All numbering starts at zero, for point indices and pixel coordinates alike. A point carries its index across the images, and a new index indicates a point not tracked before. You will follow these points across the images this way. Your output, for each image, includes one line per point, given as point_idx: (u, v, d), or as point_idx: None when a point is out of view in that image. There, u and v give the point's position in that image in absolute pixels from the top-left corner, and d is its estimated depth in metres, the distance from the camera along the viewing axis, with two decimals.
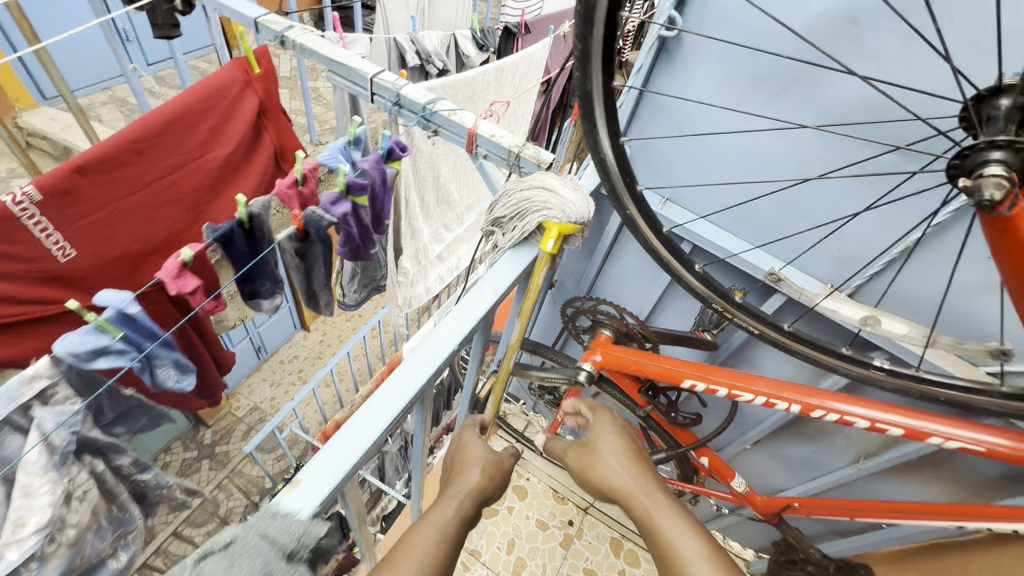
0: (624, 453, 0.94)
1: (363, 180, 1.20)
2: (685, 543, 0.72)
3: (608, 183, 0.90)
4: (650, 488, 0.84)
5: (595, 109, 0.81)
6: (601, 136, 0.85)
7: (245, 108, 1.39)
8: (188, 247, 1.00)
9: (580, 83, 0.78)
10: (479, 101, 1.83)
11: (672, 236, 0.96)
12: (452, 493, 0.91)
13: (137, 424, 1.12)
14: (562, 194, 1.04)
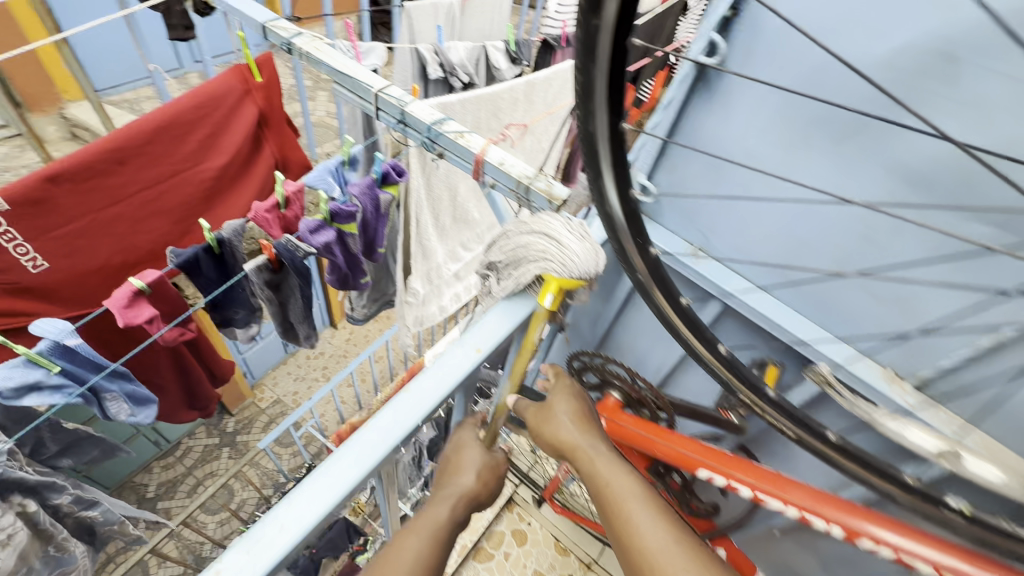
0: (576, 406, 0.85)
1: (352, 207, 1.07)
2: (644, 522, 0.66)
3: (614, 240, 0.74)
4: (600, 447, 0.78)
5: (601, 155, 0.66)
6: (608, 188, 0.69)
7: (244, 118, 1.32)
8: (142, 274, 0.90)
9: (582, 124, 0.63)
10: (502, 118, 1.70)
11: (692, 309, 0.77)
12: (441, 499, 0.74)
13: (87, 456, 1.04)
14: (565, 243, 0.84)
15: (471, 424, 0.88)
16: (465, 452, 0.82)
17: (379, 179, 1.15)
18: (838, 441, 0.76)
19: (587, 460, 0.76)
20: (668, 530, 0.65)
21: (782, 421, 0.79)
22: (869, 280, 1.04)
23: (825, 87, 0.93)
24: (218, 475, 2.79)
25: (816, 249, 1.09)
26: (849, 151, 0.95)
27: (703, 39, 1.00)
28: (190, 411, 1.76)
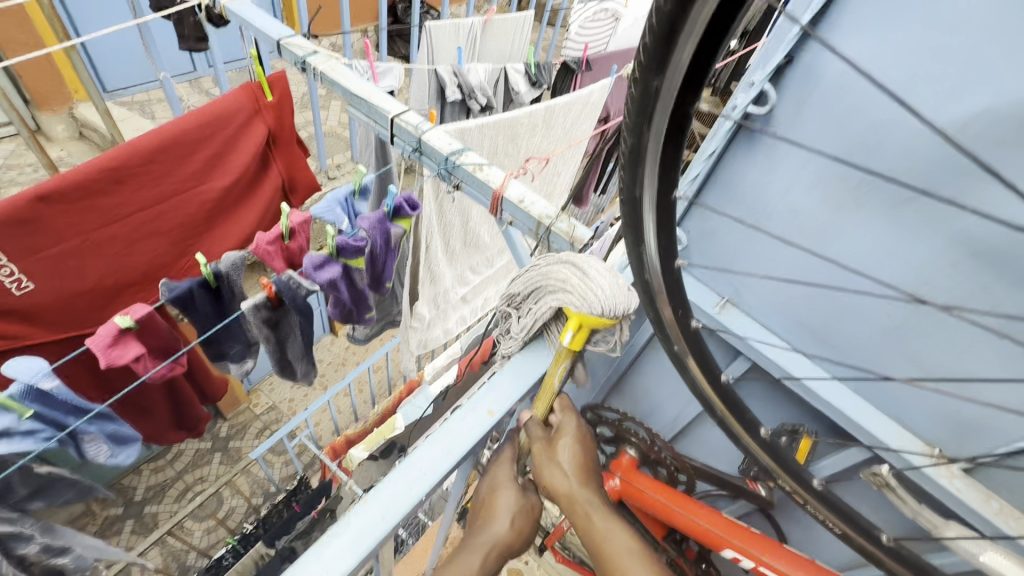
0: (584, 452, 0.79)
1: (359, 242, 1.01)
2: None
3: (652, 310, 0.71)
4: (599, 502, 0.76)
5: (645, 223, 0.63)
6: (649, 254, 0.66)
7: (252, 137, 1.25)
8: (129, 311, 0.83)
9: (628, 188, 0.61)
10: (521, 144, 1.63)
11: (733, 388, 0.73)
12: (471, 553, 0.69)
13: (61, 498, 0.97)
14: (589, 277, 0.72)
15: (505, 460, 0.81)
16: (499, 497, 0.74)
17: (391, 211, 1.08)
18: (890, 543, 0.71)
19: (595, 519, 0.74)
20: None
21: (830, 516, 0.74)
22: (918, 354, 0.94)
23: (882, 149, 0.86)
24: (207, 481, 2.67)
25: (862, 316, 0.99)
26: (905, 220, 0.87)
27: (754, 89, 0.95)
28: (179, 432, 1.63)
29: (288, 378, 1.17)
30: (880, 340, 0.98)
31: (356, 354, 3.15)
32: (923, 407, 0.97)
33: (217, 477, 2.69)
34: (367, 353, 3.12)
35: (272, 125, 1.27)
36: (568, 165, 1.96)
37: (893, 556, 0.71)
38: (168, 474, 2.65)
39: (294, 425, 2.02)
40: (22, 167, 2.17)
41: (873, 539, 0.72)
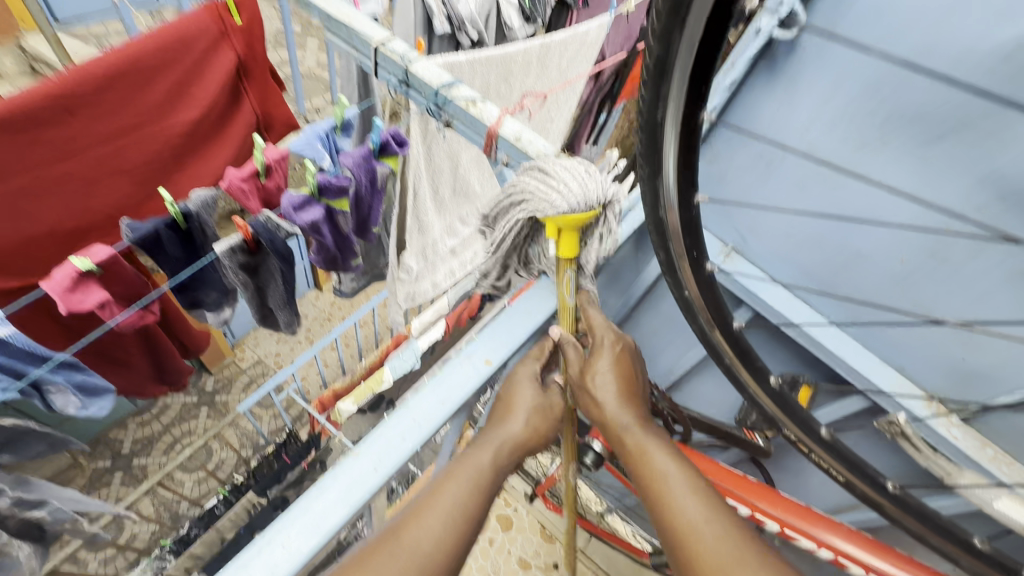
0: (620, 372, 0.77)
1: (343, 181, 0.93)
2: (685, 506, 0.63)
3: (664, 252, 0.74)
4: (637, 423, 0.73)
5: (663, 147, 0.63)
6: (666, 184, 0.67)
7: (219, 66, 1.14)
8: (88, 253, 0.75)
9: (650, 109, 0.61)
10: (515, 84, 1.53)
11: (743, 336, 0.79)
12: (483, 443, 0.68)
13: (32, 451, 0.92)
14: (552, 177, 0.68)
15: (529, 357, 0.79)
16: (516, 394, 0.74)
17: (377, 148, 0.99)
18: (895, 491, 0.78)
19: (629, 438, 0.72)
20: (711, 517, 0.62)
21: (834, 463, 0.81)
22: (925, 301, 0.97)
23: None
24: (195, 434, 2.65)
25: (874, 262, 1.01)
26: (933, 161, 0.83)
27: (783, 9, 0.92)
28: (160, 385, 1.56)
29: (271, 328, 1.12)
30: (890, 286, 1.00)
31: (343, 309, 3.09)
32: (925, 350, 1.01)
33: (204, 430, 2.67)
34: (353, 308, 3.05)
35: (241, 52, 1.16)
36: (563, 109, 1.85)
37: (894, 501, 0.79)
38: (154, 428, 2.61)
39: (281, 380, 1.97)
40: None
41: (875, 484, 0.79)
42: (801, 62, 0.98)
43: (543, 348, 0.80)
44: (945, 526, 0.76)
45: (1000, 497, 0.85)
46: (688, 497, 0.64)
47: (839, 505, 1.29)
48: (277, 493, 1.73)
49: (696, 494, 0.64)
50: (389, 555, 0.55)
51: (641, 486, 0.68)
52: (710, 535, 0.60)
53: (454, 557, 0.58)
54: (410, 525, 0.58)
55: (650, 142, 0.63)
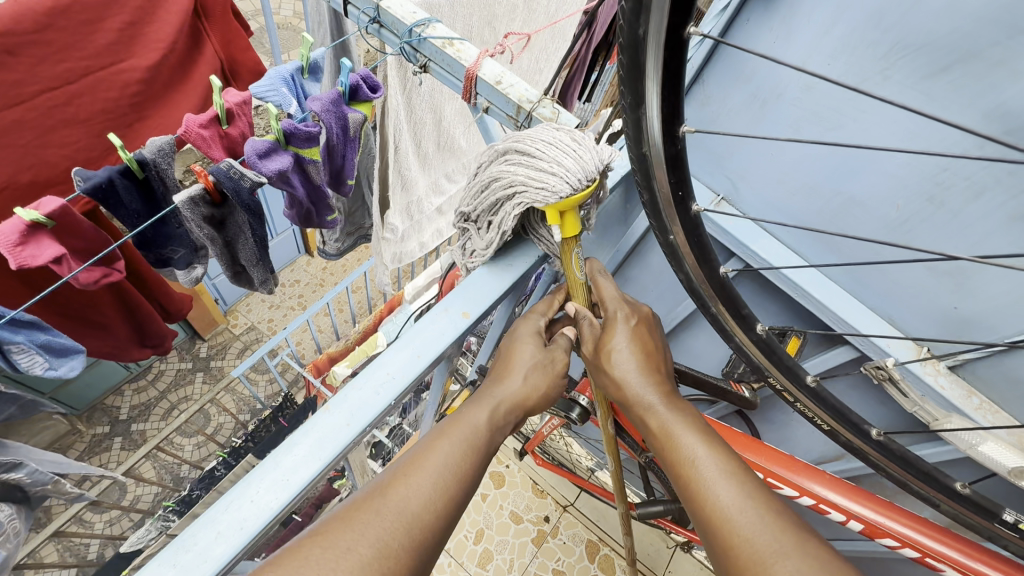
0: (638, 344, 0.72)
1: (312, 127, 0.86)
2: (722, 493, 0.56)
3: (648, 192, 0.70)
4: (664, 400, 0.67)
5: (646, 71, 0.58)
6: (648, 115, 0.62)
7: (173, 3, 1.10)
8: (36, 204, 0.70)
9: (631, 24, 0.54)
10: (499, 28, 1.44)
11: (728, 279, 0.76)
12: (481, 402, 0.63)
13: (4, 413, 0.90)
14: (539, 161, 0.65)
15: (535, 313, 0.77)
16: (517, 351, 0.70)
17: (348, 93, 0.93)
18: (880, 437, 0.78)
19: (655, 419, 0.66)
20: (753, 503, 0.54)
21: (818, 410, 0.81)
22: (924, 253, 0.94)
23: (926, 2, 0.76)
24: (192, 400, 2.65)
25: (868, 209, 0.99)
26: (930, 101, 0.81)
27: None
28: (144, 349, 1.54)
29: (245, 285, 1.08)
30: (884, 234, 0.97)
31: (335, 275, 3.05)
32: (914, 298, 1.00)
33: (200, 396, 2.68)
34: (345, 272, 3.00)
35: None
36: (553, 57, 1.76)
37: (880, 449, 0.79)
38: (151, 394, 2.61)
39: (274, 345, 1.95)
40: None
41: (861, 429, 0.79)
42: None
43: (551, 304, 0.78)
44: (934, 473, 0.76)
45: (987, 442, 0.84)
46: (734, 485, 0.56)
47: (824, 456, 1.31)
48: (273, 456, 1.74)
49: (733, 478, 0.57)
50: (374, 512, 0.47)
51: (673, 476, 0.61)
52: (750, 520, 0.52)
53: (449, 518, 0.51)
54: (398, 480, 0.51)
55: (633, 64, 0.58)
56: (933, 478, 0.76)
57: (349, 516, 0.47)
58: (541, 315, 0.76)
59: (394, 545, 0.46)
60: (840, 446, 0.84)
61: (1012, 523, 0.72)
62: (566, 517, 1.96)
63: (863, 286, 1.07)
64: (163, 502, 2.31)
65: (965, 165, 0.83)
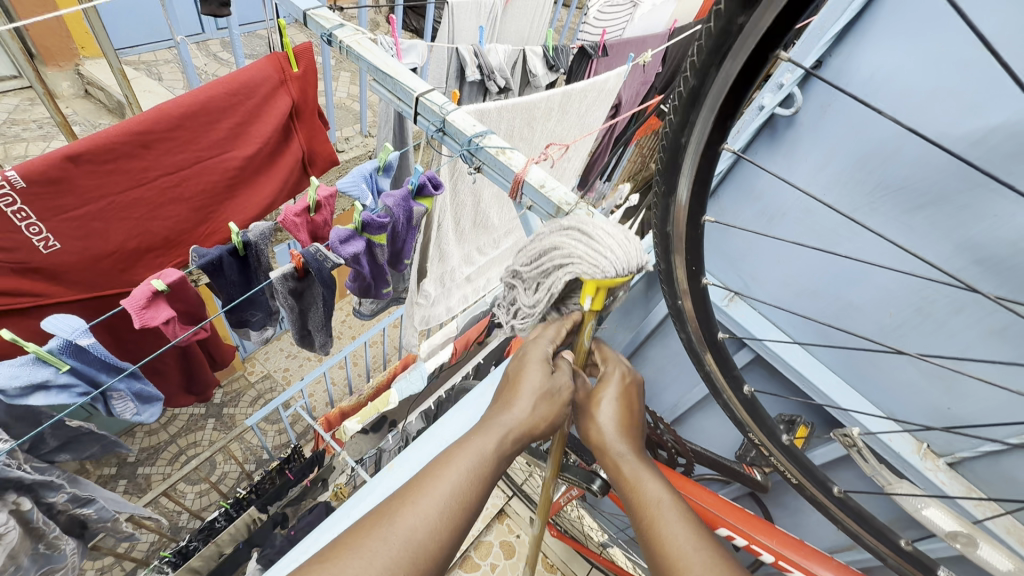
0: (624, 401, 0.85)
1: (384, 218, 1.02)
2: (682, 541, 0.68)
3: (666, 263, 0.85)
4: (635, 454, 0.80)
5: (682, 167, 0.74)
6: (678, 201, 0.77)
7: (276, 108, 1.26)
8: (162, 275, 0.85)
9: (676, 133, 0.72)
10: (537, 128, 1.64)
11: (725, 346, 0.90)
12: (488, 431, 0.74)
13: (86, 452, 1.00)
14: (597, 245, 0.74)
15: (544, 338, 0.83)
16: (524, 376, 0.79)
17: (415, 189, 1.09)
18: (839, 494, 0.90)
19: (626, 465, 0.79)
20: (704, 548, 0.67)
21: (789, 465, 0.94)
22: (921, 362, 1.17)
23: (902, 154, 1.09)
24: (201, 446, 2.71)
25: (863, 317, 1.24)
26: (922, 232, 1.10)
27: (784, 91, 1.19)
28: (188, 396, 1.62)
29: (306, 346, 1.21)
30: (884, 335, 1.20)
31: (353, 330, 3.16)
32: (905, 388, 1.23)
33: (212, 442, 2.73)
34: (364, 328, 3.11)
35: (296, 97, 1.28)
36: (580, 151, 1.94)
37: (839, 503, 0.90)
38: (163, 437, 2.67)
39: (291, 396, 1.98)
40: (27, 124, 2.18)
41: (824, 487, 0.90)
42: (798, 131, 1.24)
43: (560, 333, 0.83)
44: (880, 527, 0.90)
45: (930, 507, 1.03)
46: (692, 534, 0.69)
47: (835, 546, 1.35)
48: (278, 509, 1.75)
49: (692, 530, 0.69)
50: (380, 539, 0.60)
51: (636, 515, 0.74)
52: (701, 561, 0.66)
53: (448, 543, 0.63)
54: (405, 510, 0.63)
55: (675, 156, 0.74)
56: (882, 534, 0.90)
57: (361, 541, 0.60)
58: (548, 333, 0.83)
59: (397, 568, 0.59)
60: (805, 499, 0.95)
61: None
62: None
63: (866, 381, 1.31)
64: (162, 551, 2.30)
65: (946, 293, 1.07)
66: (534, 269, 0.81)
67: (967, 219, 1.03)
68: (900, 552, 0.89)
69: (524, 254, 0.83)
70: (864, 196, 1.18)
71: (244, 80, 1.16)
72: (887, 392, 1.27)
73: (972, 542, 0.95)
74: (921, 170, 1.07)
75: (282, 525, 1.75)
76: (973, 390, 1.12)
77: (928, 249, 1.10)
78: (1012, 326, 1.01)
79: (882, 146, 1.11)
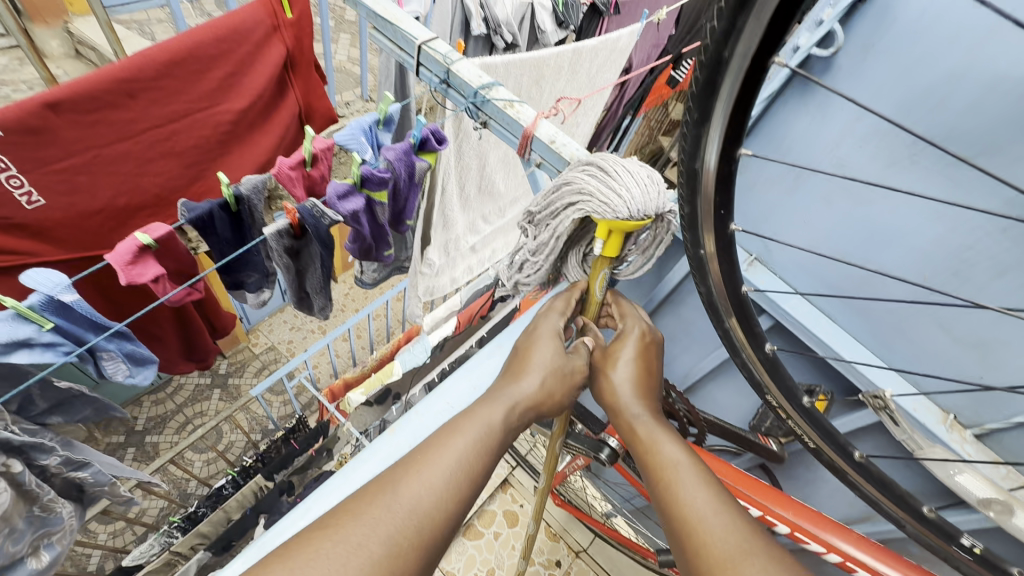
0: (641, 361, 0.82)
1: (385, 173, 0.96)
2: (696, 500, 0.65)
3: (691, 208, 0.74)
4: (650, 414, 0.77)
5: (720, 91, 0.60)
6: (713, 133, 0.64)
7: (267, 57, 1.18)
8: (148, 228, 0.80)
9: (718, 44, 0.57)
10: (545, 87, 1.56)
11: (748, 299, 0.81)
12: (497, 401, 0.70)
13: (79, 415, 0.97)
14: (612, 182, 0.69)
15: (555, 312, 0.83)
16: (534, 352, 0.77)
17: (417, 144, 1.03)
18: (861, 460, 0.85)
19: (641, 427, 0.75)
20: (723, 508, 0.63)
21: (809, 429, 0.88)
22: (949, 322, 1.17)
23: (952, 101, 1.04)
24: (206, 415, 2.71)
25: (894, 281, 1.22)
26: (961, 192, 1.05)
27: (823, 28, 1.11)
28: (189, 363, 1.58)
29: (304, 310, 1.17)
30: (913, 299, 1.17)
31: (356, 302, 3.11)
32: (928, 352, 1.23)
33: (217, 412, 2.73)
34: (367, 300, 3.07)
35: (291, 46, 1.20)
36: (589, 114, 1.86)
37: (860, 470, 0.86)
38: (169, 407, 2.67)
39: (295, 368, 1.91)
40: (17, 84, 2.11)
41: (844, 453, 0.86)
42: (836, 76, 1.19)
43: (569, 302, 0.83)
44: (901, 496, 0.85)
45: (962, 474, 1.06)
46: (706, 490, 0.66)
47: (850, 517, 1.33)
48: (284, 478, 1.70)
49: (707, 487, 0.66)
50: (384, 507, 0.56)
51: (653, 475, 0.70)
52: (720, 521, 0.62)
53: (455, 513, 0.59)
54: (411, 479, 0.59)
55: (712, 76, 0.60)
56: (903, 501, 0.85)
57: (364, 509, 0.56)
58: (559, 308, 0.83)
59: (403, 538, 0.55)
60: (823, 464, 0.90)
61: (969, 547, 0.81)
62: (578, 563, 1.92)
63: (889, 348, 1.30)
64: (170, 517, 2.31)
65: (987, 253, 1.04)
66: (547, 209, 0.78)
67: (1013, 167, 1.00)
68: (918, 519, 0.85)
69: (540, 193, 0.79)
70: (903, 150, 1.12)
71: (234, 24, 1.09)
72: (910, 358, 1.27)
73: (1008, 509, 0.98)
74: None
75: (289, 493, 1.71)
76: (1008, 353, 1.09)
77: (968, 210, 1.06)
78: None
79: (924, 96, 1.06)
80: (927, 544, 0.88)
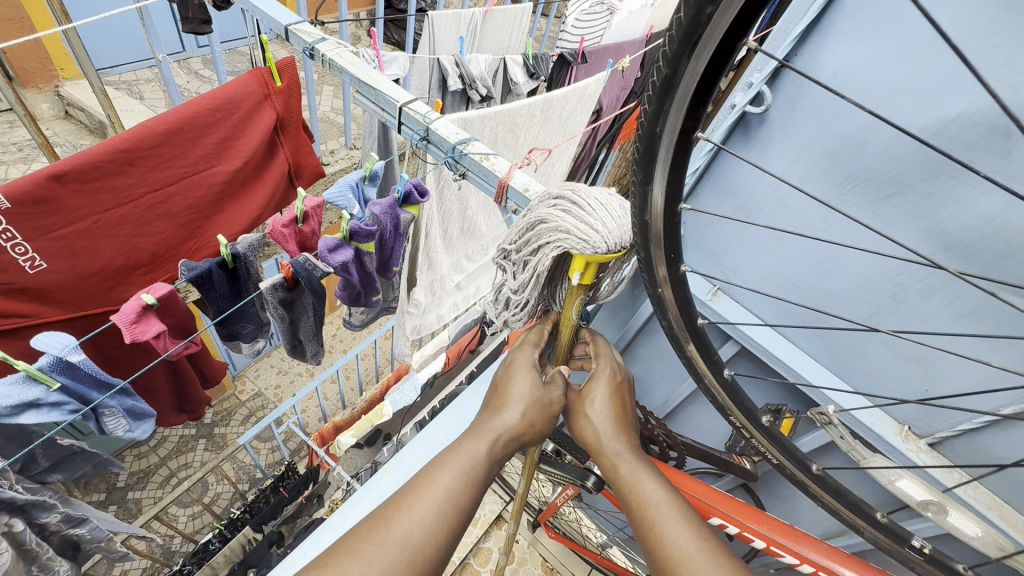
0: (615, 401, 0.88)
1: (371, 226, 1.04)
2: (679, 537, 0.69)
3: (645, 253, 0.81)
4: (631, 452, 0.83)
5: (657, 158, 0.70)
6: (654, 194, 0.74)
7: (260, 124, 1.27)
8: (152, 288, 0.85)
9: (651, 122, 0.68)
10: (520, 136, 1.67)
11: (702, 329, 0.89)
12: (481, 435, 0.76)
13: (79, 471, 1.00)
14: (587, 217, 0.74)
15: (529, 344, 0.90)
16: (512, 385, 0.83)
17: (401, 198, 1.11)
18: (818, 471, 0.92)
19: (624, 466, 0.81)
20: (704, 545, 0.68)
21: (771, 447, 0.95)
22: (896, 340, 1.26)
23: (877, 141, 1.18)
24: (192, 468, 2.66)
25: (843, 305, 1.34)
26: (891, 225, 1.18)
27: (753, 90, 1.27)
28: (180, 414, 1.60)
29: (297, 356, 1.22)
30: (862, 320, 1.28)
31: (344, 343, 3.13)
32: (881, 370, 1.32)
33: (203, 463, 2.69)
34: (355, 341, 3.09)
35: (281, 112, 1.30)
36: (562, 157, 1.98)
37: (818, 481, 0.92)
38: (152, 460, 2.62)
39: (282, 413, 1.87)
40: (7, 147, 2.16)
41: (803, 465, 0.93)
42: (771, 127, 1.33)
43: (541, 335, 0.91)
44: (858, 505, 0.91)
45: (902, 479, 1.09)
46: (686, 527, 0.71)
47: (827, 530, 1.40)
48: (273, 528, 1.68)
49: (688, 526, 0.71)
50: (379, 543, 0.60)
51: (636, 515, 0.75)
52: (702, 561, 0.66)
53: (445, 545, 0.64)
54: (402, 514, 0.64)
55: (649, 146, 0.70)
56: (859, 508, 0.91)
57: (360, 545, 0.60)
58: (534, 339, 0.90)
59: (397, 571, 0.59)
60: (786, 478, 0.97)
61: (918, 547, 0.90)
62: None
63: (847, 368, 1.39)
64: None
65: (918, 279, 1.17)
66: (527, 246, 0.81)
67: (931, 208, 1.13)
68: (874, 525, 0.91)
69: (517, 230, 0.82)
70: (836, 188, 1.26)
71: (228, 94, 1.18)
72: (864, 376, 1.37)
73: (942, 510, 1.01)
74: (891, 158, 1.13)
75: (279, 543, 1.70)
76: (948, 367, 1.20)
77: (899, 241, 1.18)
78: (980, 308, 1.12)
79: (851, 140, 1.19)
80: (884, 547, 0.95)
